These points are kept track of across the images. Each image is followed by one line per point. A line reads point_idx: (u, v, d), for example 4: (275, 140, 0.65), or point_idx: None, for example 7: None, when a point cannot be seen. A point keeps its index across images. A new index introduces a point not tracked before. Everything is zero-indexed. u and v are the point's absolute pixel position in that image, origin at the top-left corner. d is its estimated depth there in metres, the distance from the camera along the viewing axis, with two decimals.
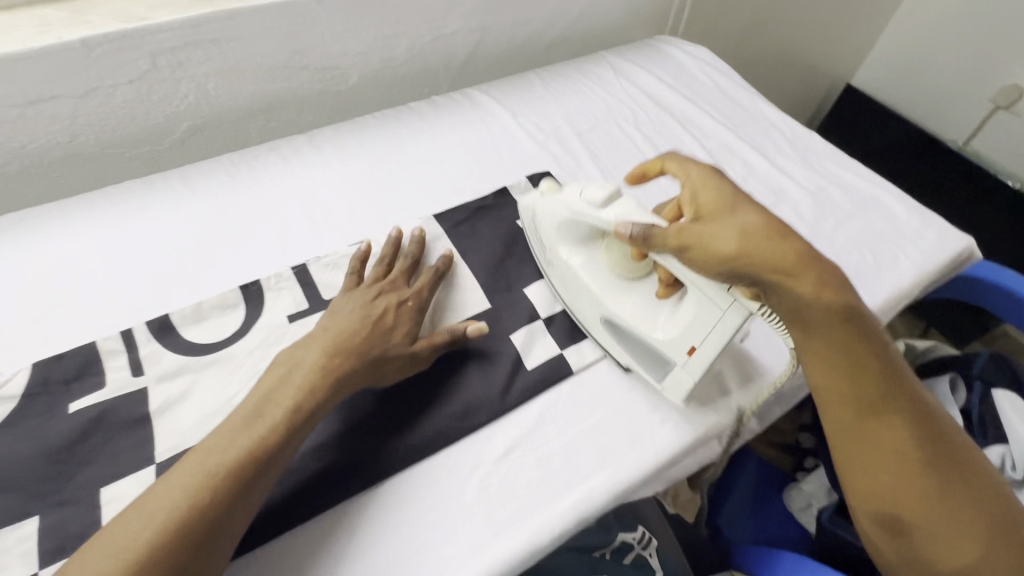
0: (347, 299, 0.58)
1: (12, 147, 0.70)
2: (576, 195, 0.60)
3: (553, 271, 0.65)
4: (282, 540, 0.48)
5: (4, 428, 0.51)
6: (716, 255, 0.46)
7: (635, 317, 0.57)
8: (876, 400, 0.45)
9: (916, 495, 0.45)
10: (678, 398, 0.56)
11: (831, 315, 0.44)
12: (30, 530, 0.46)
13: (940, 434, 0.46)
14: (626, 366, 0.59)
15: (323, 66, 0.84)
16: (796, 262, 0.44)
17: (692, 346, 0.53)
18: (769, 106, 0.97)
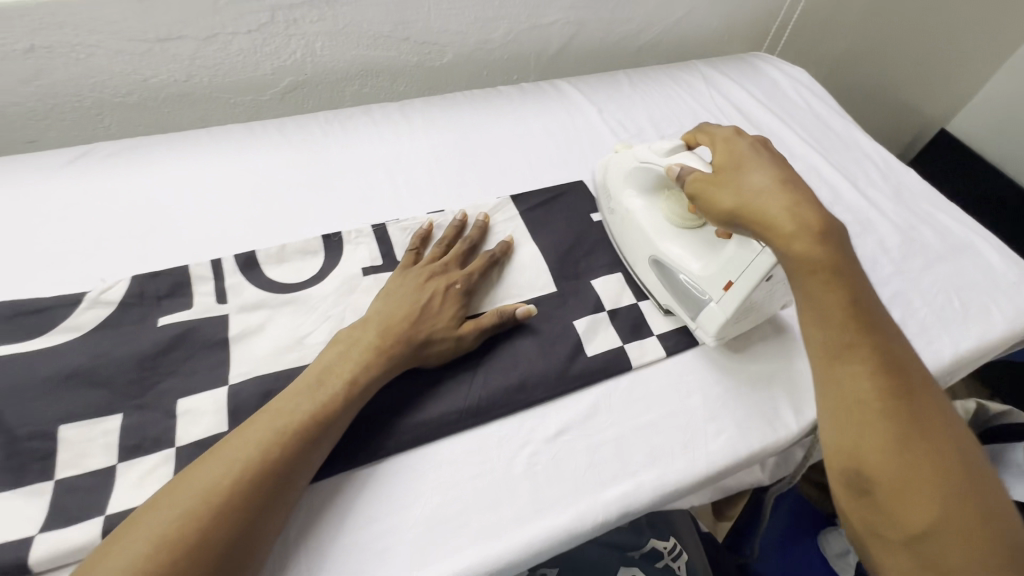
0: (403, 279, 0.59)
1: (136, 79, 0.76)
2: (646, 149, 0.66)
3: (614, 217, 0.69)
4: (331, 480, 0.49)
5: (100, 330, 0.55)
6: (732, 214, 0.51)
7: (679, 256, 0.62)
8: (845, 335, 0.45)
9: (879, 445, 0.42)
10: (710, 337, 0.59)
11: (793, 243, 0.46)
12: (111, 427, 0.49)
13: (923, 397, 0.43)
14: (665, 306, 0.64)
15: (423, 40, 0.87)
16: (774, 205, 0.47)
17: (728, 283, 0.57)
18: (863, 135, 0.93)
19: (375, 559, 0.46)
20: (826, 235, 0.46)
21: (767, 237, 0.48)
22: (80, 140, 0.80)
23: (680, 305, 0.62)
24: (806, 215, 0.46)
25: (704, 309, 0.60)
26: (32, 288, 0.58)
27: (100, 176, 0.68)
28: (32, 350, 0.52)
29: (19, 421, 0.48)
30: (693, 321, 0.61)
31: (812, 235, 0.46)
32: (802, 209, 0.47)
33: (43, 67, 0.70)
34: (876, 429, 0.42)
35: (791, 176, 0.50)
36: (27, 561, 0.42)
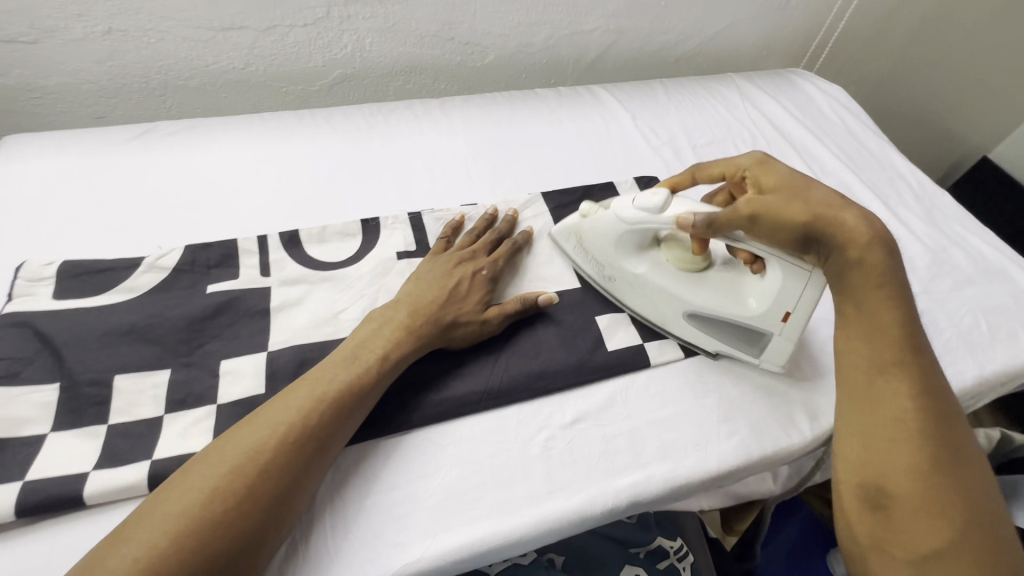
0: (432, 266, 0.61)
1: (199, 64, 0.81)
2: (627, 205, 0.59)
3: (616, 284, 0.64)
4: (359, 446, 0.52)
5: (155, 293, 0.59)
6: (788, 225, 0.49)
7: (722, 302, 0.59)
8: (893, 354, 0.46)
9: (908, 464, 0.43)
10: (778, 366, 0.59)
11: (868, 254, 0.47)
12: (161, 381, 0.53)
13: (954, 428, 0.45)
14: (715, 353, 0.61)
15: (467, 41, 0.91)
16: (848, 216, 0.48)
17: (786, 313, 0.55)
18: (899, 155, 0.93)
19: (394, 522, 0.48)
20: (893, 253, 0.48)
21: (829, 249, 0.49)
22: (143, 118, 0.86)
23: (734, 348, 0.60)
24: (875, 228, 0.48)
25: (767, 345, 0.58)
26: (96, 251, 0.63)
27: (161, 151, 0.73)
28: (95, 306, 0.57)
29: (80, 368, 0.52)
30: (758, 359, 0.60)
31: (882, 250, 0.48)
32: (868, 220, 0.48)
33: (118, 48, 0.76)
34: (908, 448, 0.44)
35: (848, 197, 0.51)
36: (81, 493, 0.46)
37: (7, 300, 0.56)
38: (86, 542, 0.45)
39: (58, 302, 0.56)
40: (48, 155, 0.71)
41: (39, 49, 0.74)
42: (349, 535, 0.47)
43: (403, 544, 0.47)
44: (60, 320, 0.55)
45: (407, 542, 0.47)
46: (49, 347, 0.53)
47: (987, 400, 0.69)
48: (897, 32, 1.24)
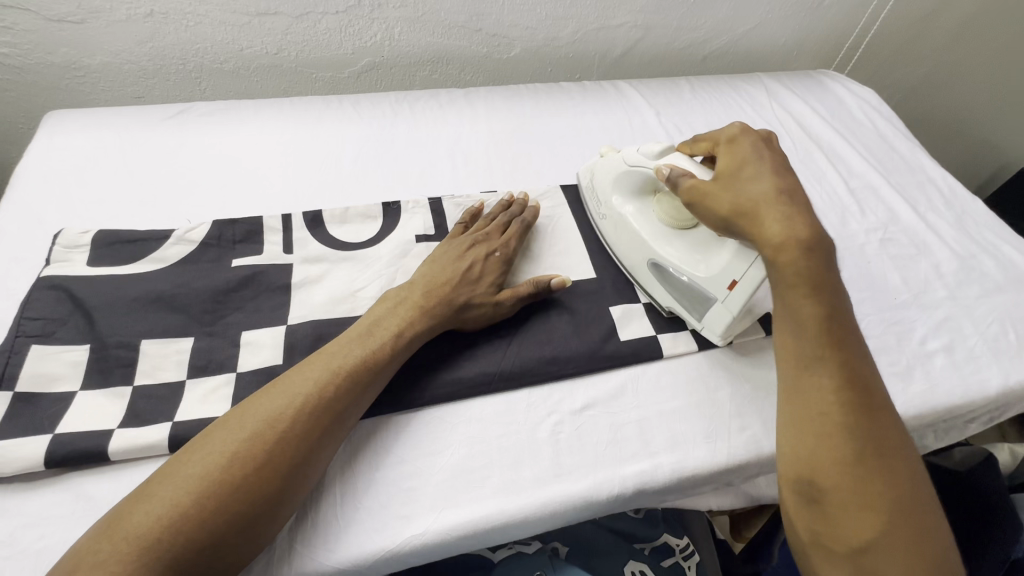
0: (446, 249, 0.62)
1: (234, 49, 0.84)
2: (634, 151, 0.64)
3: (607, 223, 0.68)
4: (371, 420, 0.53)
5: (183, 264, 0.61)
6: (713, 210, 0.52)
7: (686, 258, 0.60)
8: (817, 347, 0.46)
9: (831, 457, 0.43)
10: (717, 337, 0.59)
11: (782, 254, 0.47)
12: (184, 348, 0.55)
13: (882, 417, 0.44)
14: (669, 310, 0.63)
15: (494, 32, 0.91)
16: (771, 212, 0.48)
17: (732, 283, 0.56)
18: (930, 160, 0.91)
19: (402, 495, 0.49)
20: (814, 248, 0.47)
21: (756, 242, 0.49)
22: (178, 99, 0.89)
23: (684, 308, 0.61)
24: (799, 227, 0.47)
25: (710, 309, 0.58)
26: (130, 222, 0.65)
27: (194, 130, 0.76)
28: (126, 273, 0.59)
29: (110, 331, 0.54)
30: (698, 324, 0.60)
31: (797, 245, 0.46)
32: (798, 222, 0.47)
33: (159, 31, 0.79)
34: (834, 442, 0.43)
35: (786, 186, 0.50)
36: (106, 449, 0.48)
37: (45, 264, 0.59)
38: (109, 495, 0.47)
39: (92, 268, 0.59)
40: (89, 130, 0.74)
41: (85, 29, 0.78)
42: (358, 504, 0.49)
43: (410, 517, 0.48)
44: (93, 285, 0.57)
45: (413, 515, 0.48)
46: (81, 310, 0.55)
47: (1011, 411, 0.67)
48: (934, 35, 1.20)
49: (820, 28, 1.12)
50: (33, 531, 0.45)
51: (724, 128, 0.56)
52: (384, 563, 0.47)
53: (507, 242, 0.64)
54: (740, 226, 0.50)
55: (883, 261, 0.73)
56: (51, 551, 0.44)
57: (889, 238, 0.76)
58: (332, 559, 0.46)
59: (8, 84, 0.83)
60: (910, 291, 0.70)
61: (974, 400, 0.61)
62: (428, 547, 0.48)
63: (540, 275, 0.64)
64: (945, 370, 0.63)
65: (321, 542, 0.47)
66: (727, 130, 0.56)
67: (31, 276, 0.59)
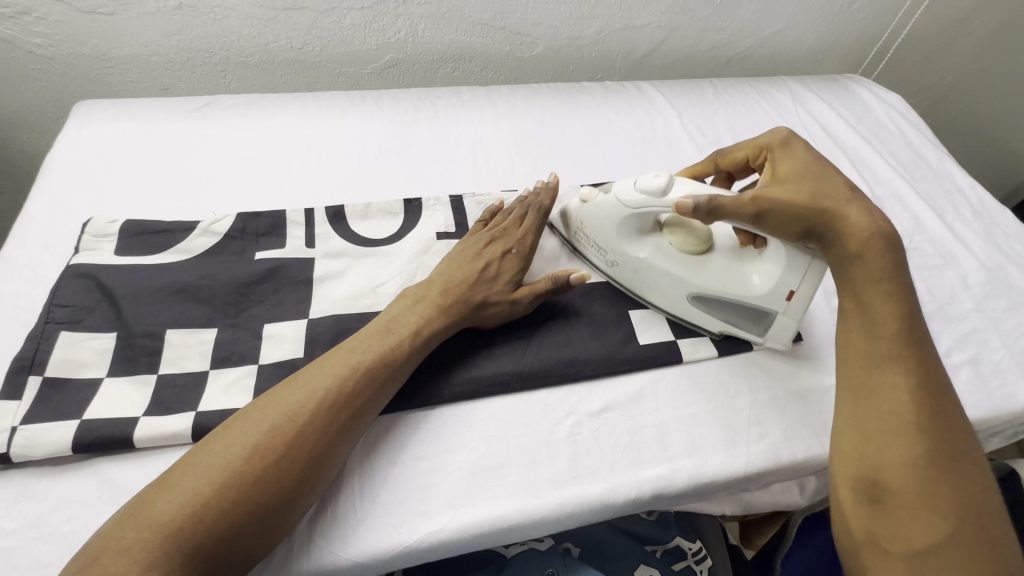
0: (464, 247, 0.62)
1: (260, 43, 0.84)
2: (627, 188, 0.58)
3: (620, 269, 0.63)
4: (389, 416, 0.53)
5: (208, 256, 0.61)
6: (798, 213, 0.48)
7: (728, 284, 0.57)
8: (891, 347, 0.46)
9: (900, 455, 0.43)
10: (783, 343, 0.60)
11: (865, 250, 0.47)
12: (208, 338, 0.56)
13: (951, 423, 0.44)
14: (720, 332, 0.61)
15: (517, 30, 0.91)
16: (853, 210, 0.48)
17: (791, 292, 0.55)
18: (958, 169, 0.89)
19: (419, 491, 0.50)
20: (892, 248, 0.48)
21: (834, 239, 0.49)
22: (204, 91, 0.90)
23: (740, 327, 0.60)
24: (880, 221, 0.48)
25: (771, 324, 0.58)
26: (156, 212, 0.66)
27: (219, 122, 0.77)
28: (152, 264, 0.60)
29: (136, 320, 0.55)
30: (761, 338, 0.60)
31: (879, 243, 0.47)
32: (878, 216, 0.48)
33: (186, 23, 0.80)
34: (903, 439, 0.43)
35: (853, 187, 0.51)
36: (131, 436, 0.48)
37: (74, 252, 0.60)
38: (132, 481, 0.48)
39: (119, 257, 0.60)
40: (117, 120, 0.75)
41: (115, 21, 0.79)
42: (375, 499, 0.49)
43: (426, 513, 0.48)
44: (120, 274, 0.58)
45: (430, 512, 0.49)
46: (109, 298, 0.56)
47: None
48: (964, 40, 1.17)
49: (848, 31, 1.10)
50: (60, 514, 0.46)
51: (768, 133, 0.56)
52: (400, 558, 0.48)
53: (523, 237, 0.63)
54: (824, 226, 0.48)
55: (908, 270, 0.72)
56: (77, 534, 0.45)
57: (914, 247, 0.75)
58: (349, 552, 0.46)
59: (38, 73, 0.84)
60: (935, 301, 0.69)
61: (1000, 415, 0.60)
62: (444, 544, 0.48)
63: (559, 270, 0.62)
64: (970, 383, 0.62)
65: (340, 534, 0.47)
66: (773, 135, 0.56)
67: (60, 264, 0.60)
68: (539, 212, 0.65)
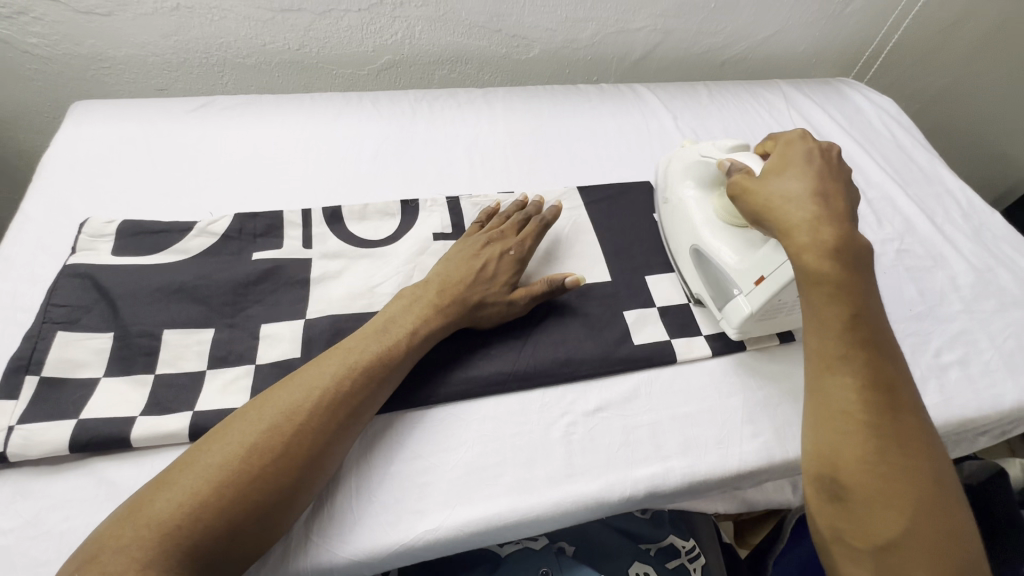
0: (461, 247, 0.63)
1: (257, 44, 0.85)
2: (710, 142, 0.65)
3: (667, 209, 0.69)
4: (386, 416, 0.54)
5: (205, 256, 0.61)
6: (751, 204, 0.53)
7: (720, 246, 0.60)
8: (841, 347, 0.46)
9: (853, 456, 0.43)
10: (732, 330, 0.60)
11: (806, 252, 0.48)
12: (206, 338, 0.56)
13: (905, 415, 0.45)
14: (697, 293, 0.64)
15: (514, 33, 0.92)
16: (801, 216, 0.49)
17: (760, 277, 0.55)
18: (949, 171, 0.90)
19: (416, 490, 0.50)
20: (842, 249, 0.47)
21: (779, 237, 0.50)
22: (201, 91, 0.90)
23: (712, 296, 0.62)
24: (824, 233, 0.48)
25: (731, 302, 0.59)
26: (153, 213, 0.66)
27: (216, 123, 0.77)
28: (149, 264, 0.60)
29: (133, 320, 0.55)
30: (719, 313, 0.61)
31: (824, 248, 0.47)
32: (823, 227, 0.48)
33: (184, 24, 0.80)
34: (856, 439, 0.44)
35: (824, 190, 0.51)
36: (128, 435, 0.49)
37: (72, 252, 0.60)
38: (130, 480, 0.48)
39: (116, 257, 0.60)
40: (113, 121, 0.75)
41: (112, 22, 0.79)
42: (372, 499, 0.49)
43: (423, 511, 0.49)
44: (118, 274, 0.58)
45: (426, 510, 0.49)
46: (106, 298, 0.57)
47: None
48: (956, 45, 1.19)
49: (841, 35, 1.11)
50: (58, 513, 0.46)
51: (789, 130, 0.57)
52: (397, 556, 0.48)
53: (521, 239, 0.64)
54: (767, 221, 0.51)
55: (899, 272, 0.73)
56: (74, 533, 0.45)
57: (905, 249, 0.76)
58: (345, 550, 0.47)
59: (35, 74, 0.84)
60: (926, 302, 0.70)
61: (988, 414, 0.61)
62: (441, 542, 0.48)
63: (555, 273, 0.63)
64: (959, 383, 0.63)
65: (337, 533, 0.47)
66: (789, 134, 0.57)
67: (57, 264, 0.60)
68: (537, 218, 0.66)
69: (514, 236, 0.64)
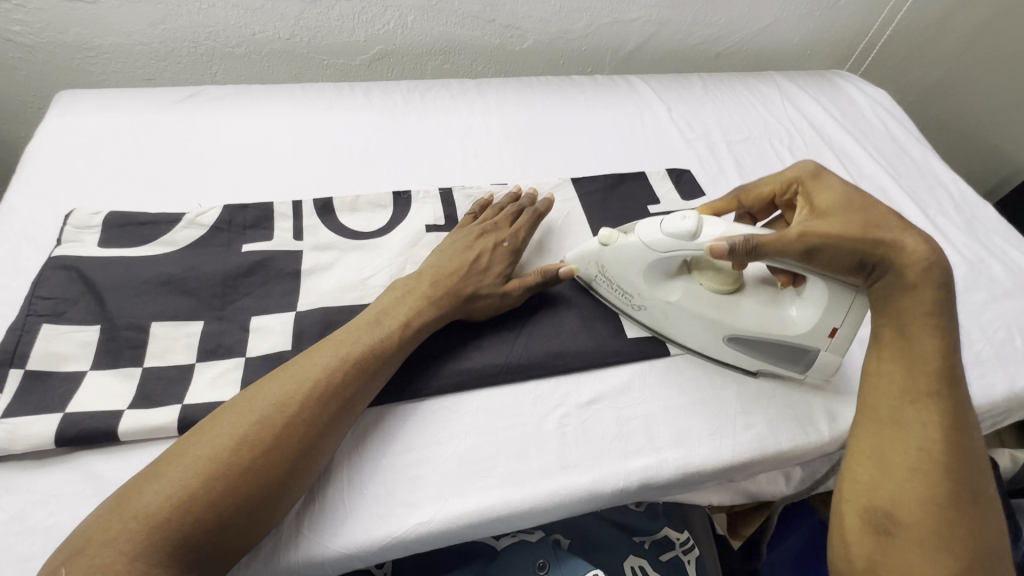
0: (454, 239, 0.62)
1: (246, 33, 0.83)
2: (654, 231, 0.54)
3: (648, 313, 0.59)
4: (378, 408, 0.53)
5: (194, 248, 0.61)
6: (848, 248, 0.46)
7: (767, 327, 0.54)
8: (929, 385, 0.46)
9: (919, 493, 0.44)
10: (824, 377, 0.58)
11: (920, 281, 0.47)
12: (195, 331, 0.55)
13: (974, 465, 0.45)
14: (755, 370, 0.59)
15: (507, 23, 0.91)
16: (907, 241, 0.47)
17: (833, 330, 0.53)
18: (942, 164, 0.90)
19: (408, 483, 0.50)
20: (942, 291, 0.47)
21: (887, 268, 0.47)
22: (190, 81, 0.89)
23: (775, 364, 0.58)
24: (934, 269, 0.47)
25: (812, 360, 0.56)
26: (140, 204, 0.65)
27: (205, 114, 0.76)
28: (136, 256, 0.59)
29: (119, 313, 0.55)
30: (801, 373, 0.58)
31: (926, 287, 0.47)
32: (932, 250, 0.47)
33: (171, 12, 0.79)
34: (925, 478, 0.44)
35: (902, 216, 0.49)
36: (115, 429, 0.48)
37: (56, 244, 0.59)
38: (117, 475, 0.47)
39: (103, 249, 0.59)
40: (99, 110, 0.74)
41: (97, 9, 0.77)
42: (363, 491, 0.49)
43: (416, 504, 0.49)
44: (104, 266, 0.57)
45: (419, 503, 0.49)
46: (92, 291, 0.56)
47: (1015, 416, 0.67)
48: (948, 38, 1.19)
49: (835, 27, 1.11)
50: (44, 508, 0.45)
51: (795, 167, 0.55)
52: (389, 549, 0.48)
53: (515, 231, 0.63)
54: (882, 255, 0.47)
55: None
56: (60, 528, 0.44)
57: None
58: (336, 543, 0.46)
59: (19, 63, 0.83)
60: None
61: (979, 404, 0.61)
62: (433, 535, 0.48)
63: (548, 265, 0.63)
64: None
65: (328, 526, 0.47)
66: (798, 170, 0.55)
67: (42, 256, 0.59)
68: (530, 209, 0.66)
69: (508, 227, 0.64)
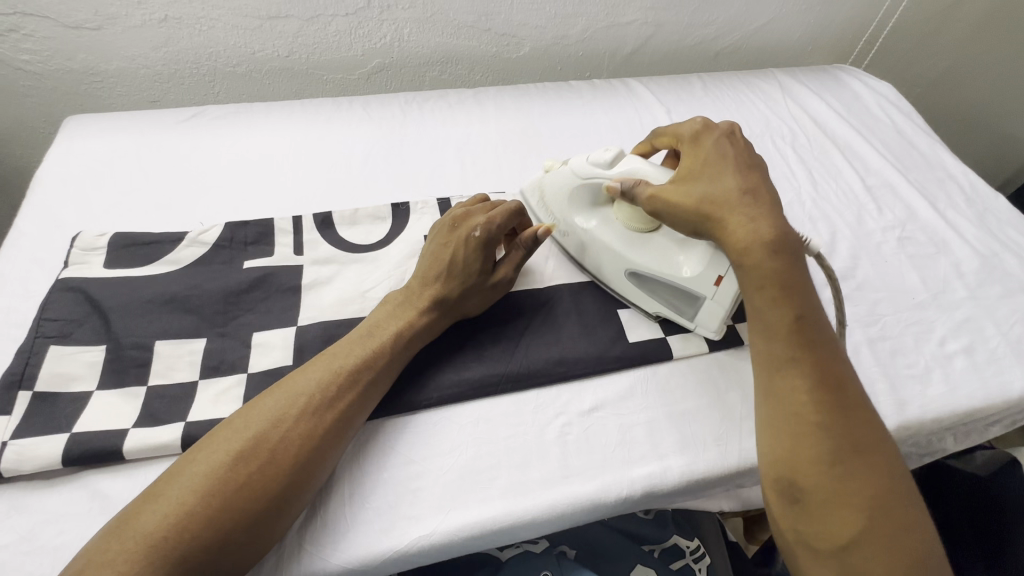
0: (431, 237, 0.60)
1: (246, 52, 0.85)
2: (581, 160, 0.62)
3: (570, 241, 0.65)
4: (378, 420, 0.53)
5: (197, 266, 0.61)
6: (681, 218, 0.51)
7: (660, 264, 0.58)
8: (789, 350, 0.45)
9: (809, 457, 0.43)
10: (711, 332, 0.58)
11: (748, 257, 0.46)
12: (198, 349, 0.56)
13: (856, 414, 0.44)
14: (654, 314, 0.61)
15: (502, 32, 0.91)
16: (734, 217, 0.47)
17: (719, 277, 0.55)
18: (950, 155, 0.88)
19: (408, 496, 0.49)
20: (780, 251, 0.46)
21: (720, 242, 0.49)
22: (193, 102, 0.91)
23: (675, 311, 0.60)
24: (763, 228, 0.46)
25: (700, 308, 0.58)
26: (145, 225, 0.66)
27: (206, 132, 0.77)
28: (141, 276, 0.60)
29: (125, 332, 0.55)
30: (691, 323, 0.60)
31: (761, 249, 0.46)
32: (759, 224, 0.46)
33: (172, 35, 0.81)
34: (810, 442, 0.43)
35: (751, 186, 0.49)
36: (121, 448, 0.49)
37: (64, 266, 0.60)
38: (123, 493, 0.48)
39: (109, 270, 0.60)
40: (105, 134, 0.75)
41: (101, 35, 0.79)
42: (366, 504, 0.49)
43: (417, 517, 0.48)
44: (109, 287, 0.58)
45: (420, 516, 0.48)
46: (97, 312, 0.57)
47: None
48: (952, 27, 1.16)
49: (835, 22, 1.10)
50: (52, 527, 0.46)
51: (686, 124, 0.56)
52: (391, 563, 0.47)
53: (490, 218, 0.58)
54: (708, 229, 0.49)
55: (901, 259, 0.72)
56: (68, 548, 0.45)
57: (907, 237, 0.74)
58: (338, 558, 0.46)
59: (27, 90, 0.85)
60: (929, 290, 0.68)
61: (995, 403, 0.60)
62: (435, 547, 0.48)
63: (529, 245, 0.60)
64: (965, 372, 0.61)
65: (330, 541, 0.47)
66: (690, 126, 0.56)
67: (51, 278, 0.61)
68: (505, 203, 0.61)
69: (482, 214, 0.59)
